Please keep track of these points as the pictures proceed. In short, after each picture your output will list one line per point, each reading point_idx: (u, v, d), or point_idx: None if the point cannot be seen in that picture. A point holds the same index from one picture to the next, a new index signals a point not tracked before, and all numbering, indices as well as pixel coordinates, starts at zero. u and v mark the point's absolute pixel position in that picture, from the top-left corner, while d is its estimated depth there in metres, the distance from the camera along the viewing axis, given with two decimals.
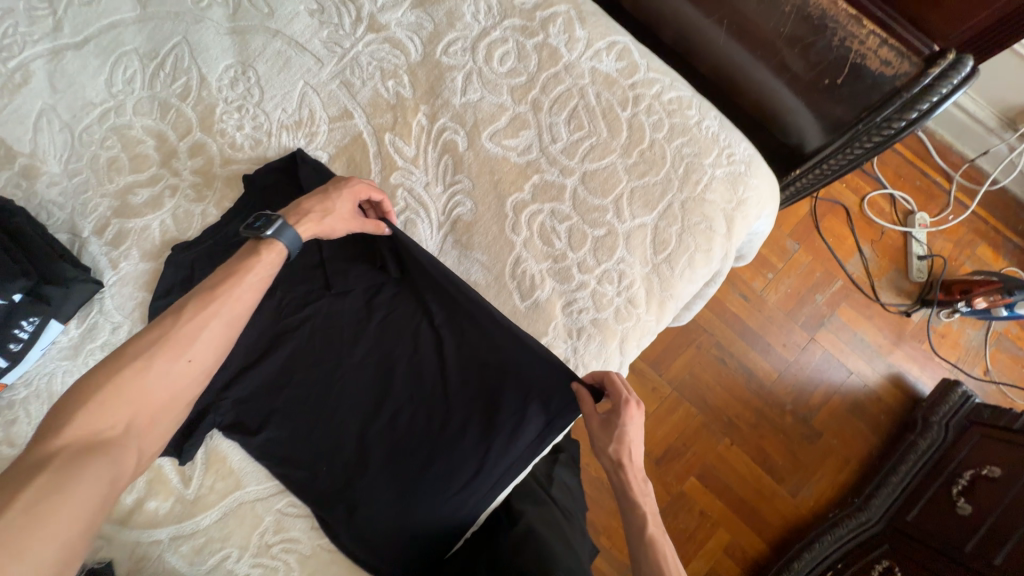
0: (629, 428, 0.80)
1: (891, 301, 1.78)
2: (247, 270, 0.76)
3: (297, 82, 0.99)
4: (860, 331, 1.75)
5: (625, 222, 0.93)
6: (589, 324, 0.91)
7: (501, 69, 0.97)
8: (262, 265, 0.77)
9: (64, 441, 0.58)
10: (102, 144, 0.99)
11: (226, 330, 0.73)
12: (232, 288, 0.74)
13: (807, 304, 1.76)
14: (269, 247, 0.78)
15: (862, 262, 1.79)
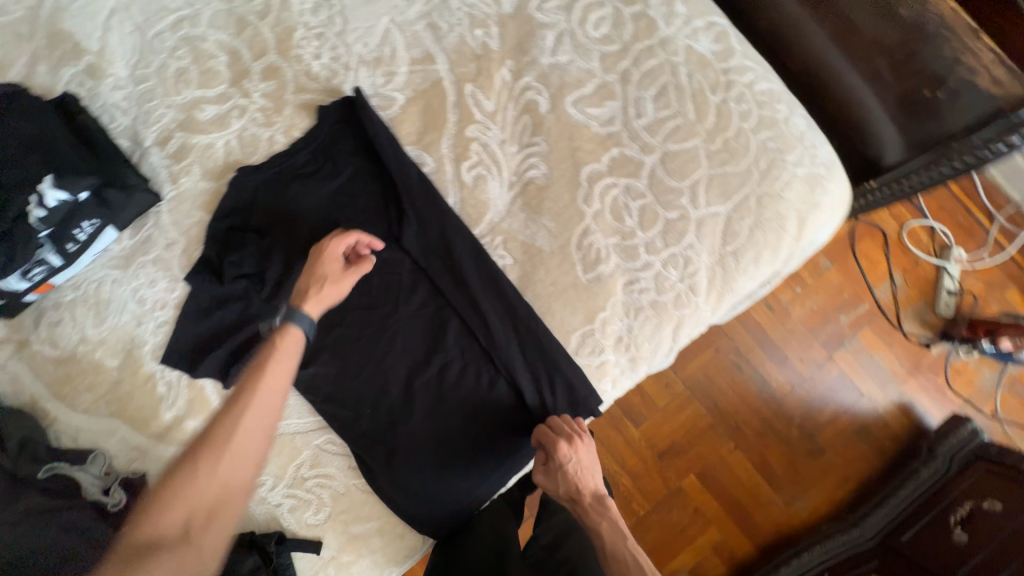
0: (567, 467, 0.82)
1: (913, 331, 1.77)
2: (274, 356, 0.76)
3: (382, 17, 0.96)
4: (877, 357, 1.75)
5: (699, 209, 0.91)
6: (648, 305, 0.91)
7: (593, 34, 0.95)
8: (287, 349, 0.77)
9: (138, 540, 0.63)
10: (172, 53, 0.96)
11: (267, 413, 0.72)
12: (268, 373, 0.74)
13: (830, 323, 1.76)
14: (287, 336, 0.78)
15: (891, 289, 1.79)
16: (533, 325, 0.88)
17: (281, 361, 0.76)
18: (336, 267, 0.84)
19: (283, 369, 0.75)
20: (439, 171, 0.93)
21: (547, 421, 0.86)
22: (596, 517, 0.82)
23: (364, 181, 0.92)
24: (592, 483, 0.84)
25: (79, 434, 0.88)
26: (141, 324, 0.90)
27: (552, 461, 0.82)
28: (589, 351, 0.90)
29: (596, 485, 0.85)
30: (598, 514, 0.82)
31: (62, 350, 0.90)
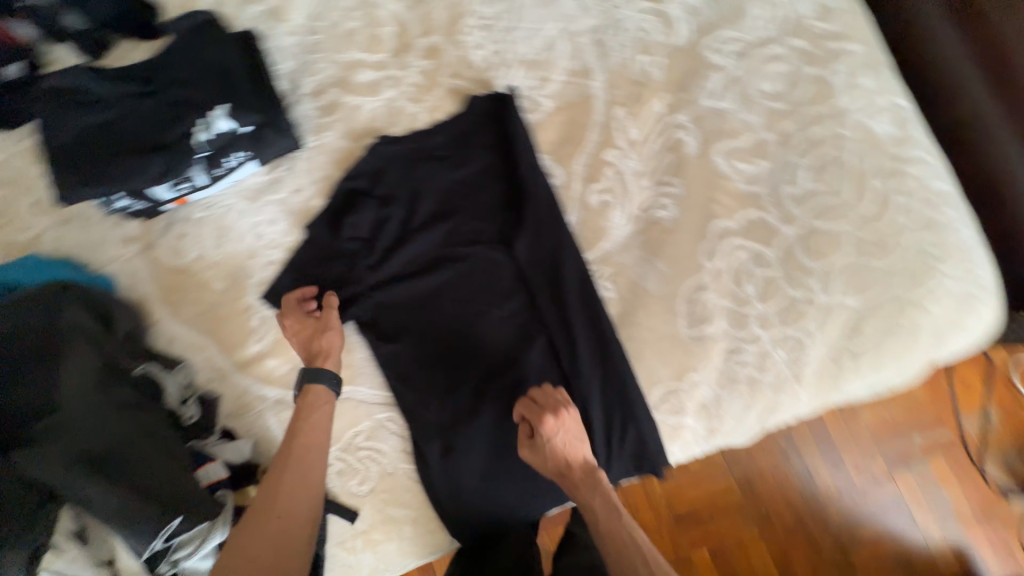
0: (552, 440, 0.74)
1: (996, 475, 1.18)
2: (307, 416, 0.79)
3: (552, 22, 0.97)
4: (949, 492, 1.18)
5: (828, 296, 0.85)
6: (744, 380, 0.85)
7: (763, 89, 0.91)
8: (320, 406, 0.80)
9: None
10: (349, 14, 1.01)
11: (312, 467, 0.75)
12: (308, 432, 0.77)
13: (897, 439, 1.20)
14: (313, 395, 0.81)
15: (984, 425, 1.20)
16: (620, 367, 0.84)
17: (319, 419, 0.79)
18: (308, 323, 0.86)
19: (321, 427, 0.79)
20: (566, 186, 0.92)
21: (535, 393, 0.79)
22: (588, 498, 0.72)
23: (490, 177, 0.92)
24: (584, 456, 0.75)
25: (173, 341, 0.94)
26: (253, 257, 0.95)
27: (538, 435, 0.75)
28: (669, 410, 0.85)
29: (587, 459, 0.75)
30: (590, 492, 0.72)
31: (182, 261, 0.96)
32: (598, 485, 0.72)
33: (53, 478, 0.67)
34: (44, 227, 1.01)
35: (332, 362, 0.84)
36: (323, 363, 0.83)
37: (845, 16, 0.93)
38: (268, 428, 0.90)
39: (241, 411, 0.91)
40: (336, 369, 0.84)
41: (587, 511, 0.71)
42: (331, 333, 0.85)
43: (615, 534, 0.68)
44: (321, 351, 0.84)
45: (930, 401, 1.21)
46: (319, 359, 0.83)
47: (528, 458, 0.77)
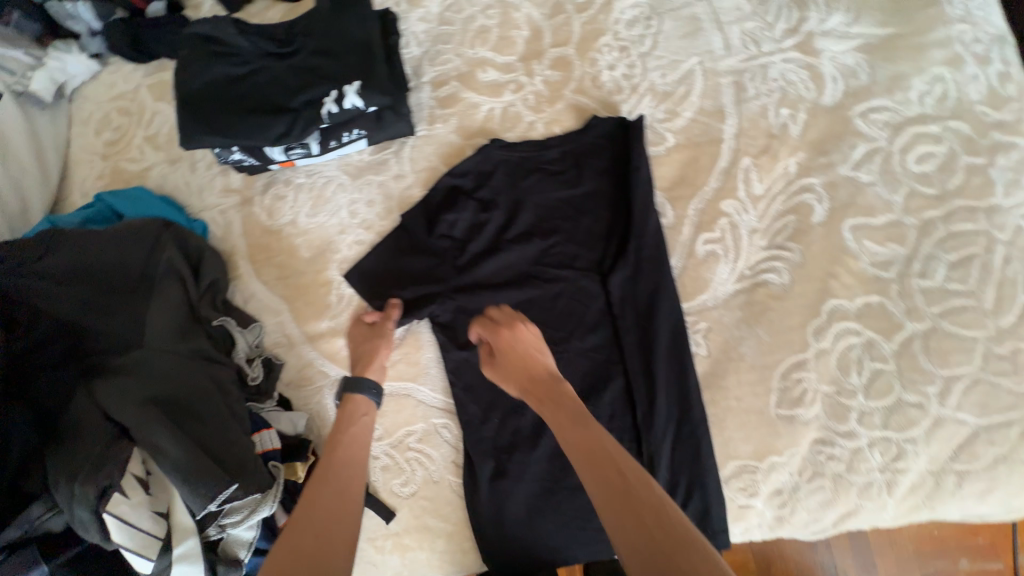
0: (512, 352, 0.78)
1: None
2: (346, 429, 0.76)
3: (692, 56, 0.92)
4: None
5: (943, 407, 0.77)
6: (829, 475, 0.78)
7: (912, 167, 0.84)
8: (360, 419, 0.77)
9: None
10: (485, 11, 1.00)
11: (352, 481, 0.71)
12: (349, 444, 0.74)
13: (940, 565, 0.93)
14: (352, 405, 0.79)
15: None
16: (698, 431, 0.79)
17: (359, 434, 0.76)
18: (362, 329, 0.88)
19: (360, 444, 0.75)
20: (675, 228, 0.88)
21: (489, 314, 0.83)
22: (549, 409, 0.72)
23: (597, 204, 0.88)
24: (544, 368, 0.77)
25: (250, 299, 0.94)
26: (343, 233, 0.95)
27: (496, 345, 0.80)
28: (741, 486, 0.80)
29: (548, 370, 0.77)
30: (551, 402, 0.73)
31: (274, 222, 0.97)
32: (563, 396, 0.73)
33: (130, 420, 0.65)
34: (154, 163, 1.04)
35: (375, 371, 0.83)
36: (367, 370, 0.82)
37: (1020, 104, 0.84)
38: (323, 406, 0.89)
39: (302, 382, 0.90)
40: (378, 379, 0.82)
41: (551, 421, 0.71)
42: (382, 342, 0.85)
43: (582, 440, 0.67)
44: (368, 358, 0.84)
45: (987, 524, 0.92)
46: (365, 366, 0.83)
47: (494, 381, 0.79)
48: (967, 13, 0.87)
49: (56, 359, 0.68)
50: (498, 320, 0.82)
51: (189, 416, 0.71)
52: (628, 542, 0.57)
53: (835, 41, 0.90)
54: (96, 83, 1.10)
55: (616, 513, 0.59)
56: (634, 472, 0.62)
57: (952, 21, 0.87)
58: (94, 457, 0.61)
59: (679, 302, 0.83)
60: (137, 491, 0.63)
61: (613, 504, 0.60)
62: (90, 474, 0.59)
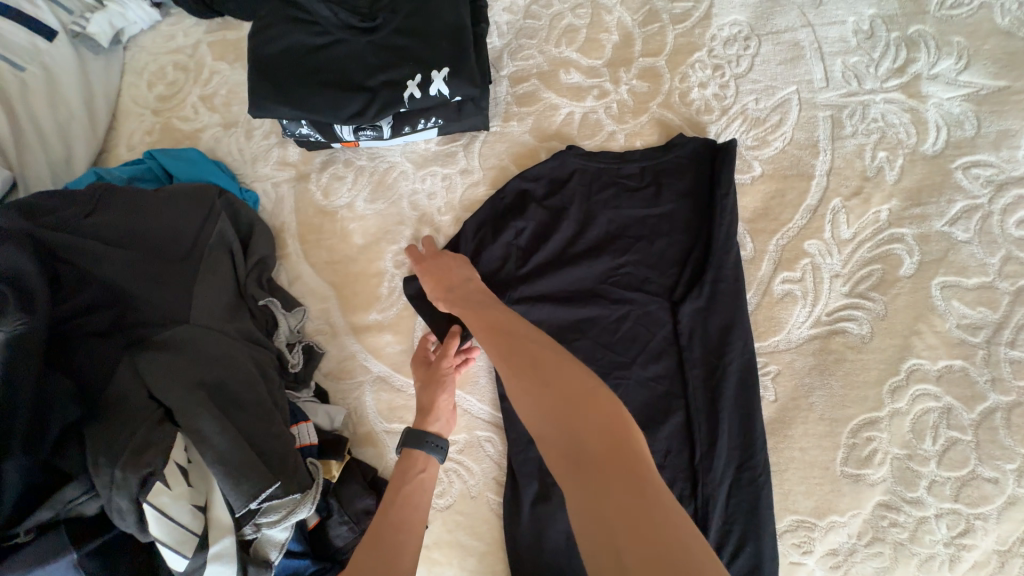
0: (435, 275, 0.79)
1: None
2: (401, 485, 0.68)
3: (789, 85, 0.88)
4: None
5: (1020, 486, 0.73)
6: (889, 543, 0.75)
7: (1013, 230, 0.79)
8: (418, 474, 0.70)
9: None
10: (574, 9, 0.95)
11: (414, 516, 0.65)
12: (414, 483, 0.69)
13: None
14: (408, 461, 0.72)
15: None
16: (760, 480, 0.75)
17: (415, 492, 0.68)
18: (422, 370, 0.79)
19: (415, 504, 0.67)
20: (753, 263, 0.84)
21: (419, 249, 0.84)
22: (457, 304, 0.73)
23: (675, 227, 0.83)
24: (458, 274, 0.78)
25: (296, 281, 0.90)
26: (401, 224, 0.90)
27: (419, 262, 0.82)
28: (795, 542, 0.76)
29: (460, 273, 0.78)
30: (460, 299, 0.74)
31: (329, 203, 0.92)
32: (471, 290, 0.74)
33: (174, 400, 0.64)
34: (208, 124, 0.99)
35: (437, 425, 0.75)
36: (424, 422, 0.75)
37: None
38: (362, 403, 0.84)
39: (341, 375, 0.86)
40: (440, 433, 0.75)
41: (459, 312, 0.73)
42: (443, 390, 0.77)
43: (482, 319, 0.68)
44: (427, 408, 0.76)
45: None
46: (423, 418, 0.75)
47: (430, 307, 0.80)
48: None
49: (102, 330, 0.66)
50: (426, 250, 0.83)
51: (232, 402, 0.69)
52: (515, 391, 0.58)
53: (943, 86, 0.85)
54: (154, 33, 1.04)
55: (505, 369, 0.60)
56: (524, 333, 0.62)
57: None
58: (136, 441, 0.59)
59: (752, 342, 0.78)
60: (178, 480, 0.61)
61: (501, 361, 0.61)
62: (133, 458, 0.58)
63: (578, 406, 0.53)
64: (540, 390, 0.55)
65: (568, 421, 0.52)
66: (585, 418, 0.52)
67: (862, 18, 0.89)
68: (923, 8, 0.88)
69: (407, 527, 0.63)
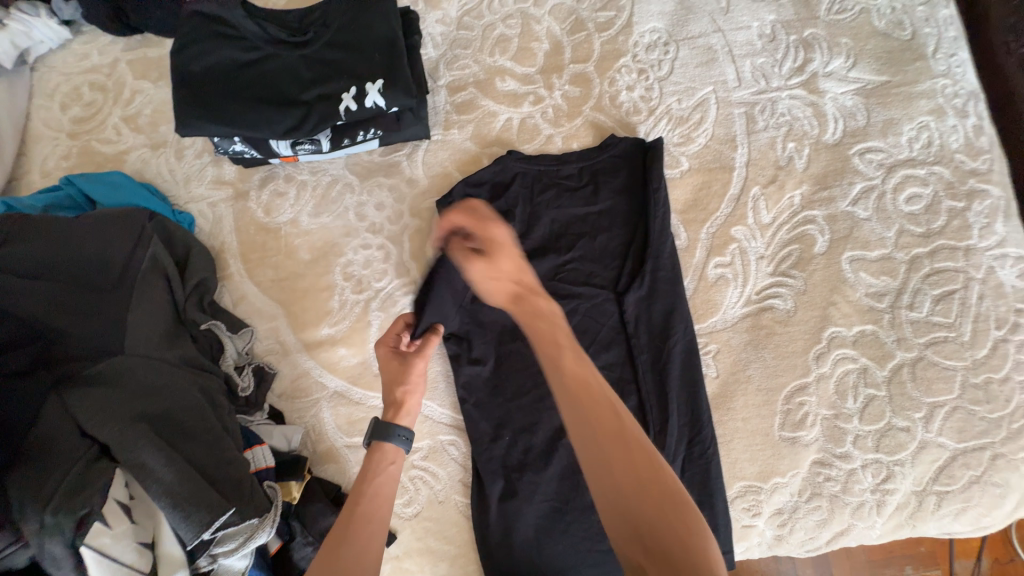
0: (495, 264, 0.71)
1: None
2: (373, 474, 0.66)
3: (706, 85, 0.96)
4: None
5: (928, 432, 0.82)
6: (826, 496, 0.82)
7: (903, 207, 0.90)
8: (393, 462, 0.68)
9: None
10: (504, 20, 0.99)
11: (385, 491, 0.65)
12: (386, 471, 0.67)
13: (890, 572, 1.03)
14: (377, 453, 0.68)
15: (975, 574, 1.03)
16: (709, 452, 0.80)
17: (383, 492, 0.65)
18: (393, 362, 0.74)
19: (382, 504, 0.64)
20: (688, 251, 0.90)
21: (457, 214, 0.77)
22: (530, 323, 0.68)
23: (613, 222, 0.88)
24: (529, 289, 0.72)
25: (240, 301, 0.88)
26: (348, 235, 0.90)
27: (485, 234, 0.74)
28: (744, 505, 0.82)
29: (536, 289, 0.72)
30: (540, 323, 0.68)
31: (271, 220, 0.90)
32: (539, 315, 0.69)
33: (111, 434, 0.61)
34: (134, 145, 0.94)
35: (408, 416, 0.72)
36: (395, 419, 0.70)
37: (992, 156, 0.91)
38: (320, 421, 0.83)
39: (296, 393, 0.84)
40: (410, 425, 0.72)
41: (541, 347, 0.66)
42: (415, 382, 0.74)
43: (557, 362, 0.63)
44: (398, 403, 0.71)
45: (929, 538, 1.02)
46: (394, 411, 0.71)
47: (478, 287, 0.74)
48: (950, 68, 0.94)
49: (20, 370, 0.62)
50: (484, 216, 0.77)
51: (178, 431, 0.66)
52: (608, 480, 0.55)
53: (836, 83, 0.95)
54: (65, 52, 0.98)
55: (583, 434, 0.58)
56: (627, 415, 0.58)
57: (937, 74, 0.94)
58: (69, 481, 0.57)
59: (690, 323, 0.84)
60: (121, 519, 0.59)
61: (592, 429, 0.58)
62: (66, 498, 0.56)
63: (680, 525, 0.51)
64: (642, 494, 0.53)
65: (655, 525, 0.51)
66: (681, 543, 0.49)
67: (764, 23, 0.98)
68: (814, 14, 0.99)
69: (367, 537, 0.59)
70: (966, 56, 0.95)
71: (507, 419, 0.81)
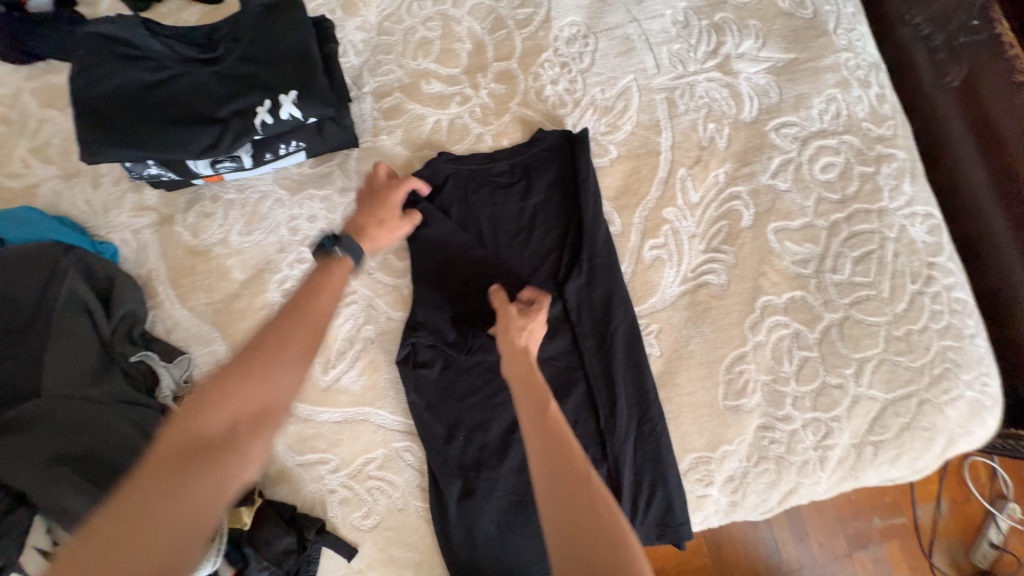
0: (513, 311, 0.74)
1: (943, 567, 1.08)
2: (318, 285, 0.63)
3: (627, 74, 0.98)
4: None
5: (859, 386, 0.87)
6: (773, 458, 0.85)
7: (819, 175, 0.95)
8: (329, 285, 0.63)
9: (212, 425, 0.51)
10: (425, 23, 0.99)
11: (320, 306, 0.61)
12: (329, 287, 0.63)
13: (857, 520, 1.09)
14: (326, 270, 0.65)
15: (937, 514, 1.10)
16: (658, 429, 0.82)
17: (308, 322, 0.59)
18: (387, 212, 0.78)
19: (297, 334, 0.57)
20: (623, 236, 0.93)
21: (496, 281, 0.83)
22: (516, 367, 0.66)
23: (548, 215, 0.89)
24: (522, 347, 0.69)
25: (175, 329, 0.85)
26: (283, 251, 0.88)
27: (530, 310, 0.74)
28: (698, 477, 0.85)
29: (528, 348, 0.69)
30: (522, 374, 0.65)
31: (200, 242, 0.88)
32: (522, 361, 0.67)
33: (31, 479, 0.60)
34: (45, 177, 0.90)
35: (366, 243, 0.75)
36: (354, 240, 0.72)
37: (896, 122, 0.97)
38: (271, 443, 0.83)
39: None
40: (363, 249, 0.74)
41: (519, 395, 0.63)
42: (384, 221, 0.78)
43: (531, 406, 0.60)
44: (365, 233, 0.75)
45: (891, 486, 1.09)
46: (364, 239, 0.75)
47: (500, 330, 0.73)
48: (851, 42, 1.00)
49: None
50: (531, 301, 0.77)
51: (108, 469, 0.64)
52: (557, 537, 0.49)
53: (749, 63, 1.00)
54: None
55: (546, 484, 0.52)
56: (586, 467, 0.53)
57: (840, 49, 0.99)
58: None
59: (631, 306, 0.86)
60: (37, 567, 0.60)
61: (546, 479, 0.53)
62: None
63: None
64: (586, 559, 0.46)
65: None
66: None
67: (677, 10, 1.02)
68: None
69: (273, 368, 0.55)
70: (865, 30, 1.01)
71: (459, 419, 0.81)
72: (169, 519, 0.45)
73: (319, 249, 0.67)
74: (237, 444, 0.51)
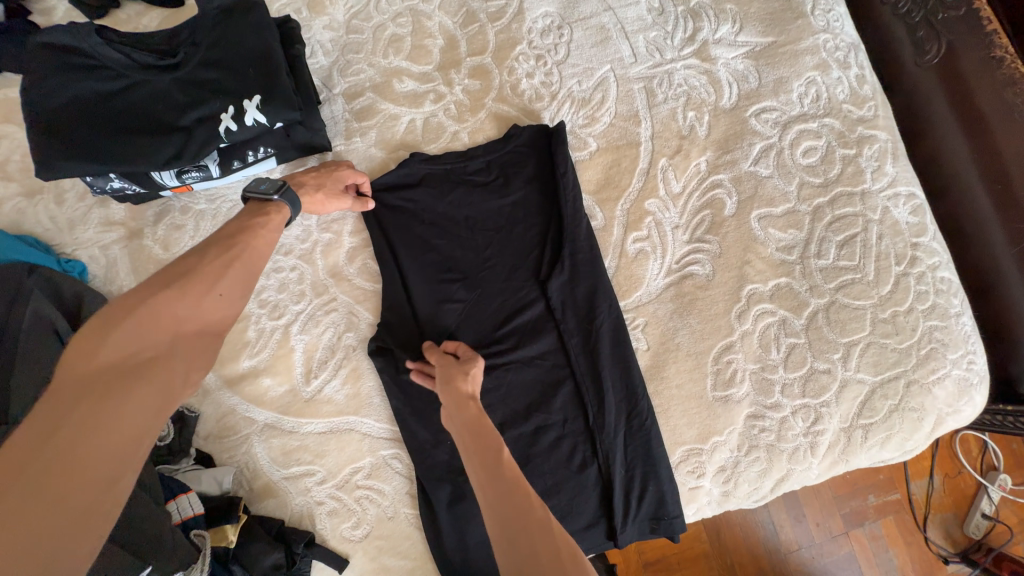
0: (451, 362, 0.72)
1: (939, 542, 1.09)
2: (254, 224, 0.62)
3: (604, 64, 0.97)
4: (886, 554, 1.08)
5: (847, 370, 0.86)
6: (763, 446, 0.85)
7: (801, 160, 0.94)
8: (264, 228, 0.62)
9: (144, 346, 0.48)
10: (394, 19, 0.97)
11: (258, 245, 0.60)
12: (266, 229, 0.63)
13: (852, 501, 1.09)
14: (264, 215, 0.64)
15: (931, 489, 1.11)
16: (647, 424, 0.81)
17: (240, 254, 0.57)
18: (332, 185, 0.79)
19: (236, 264, 0.56)
20: (605, 230, 0.91)
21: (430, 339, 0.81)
22: (457, 413, 0.65)
23: (528, 211, 0.87)
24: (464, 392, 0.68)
25: None
26: None
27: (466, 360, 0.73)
28: (689, 469, 0.84)
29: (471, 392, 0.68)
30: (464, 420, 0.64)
31: (172, 256, 0.86)
32: (467, 404, 0.66)
33: None
34: (6, 196, 0.87)
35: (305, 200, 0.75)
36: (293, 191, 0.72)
37: (876, 102, 0.96)
38: (254, 457, 0.81)
39: (223, 433, 0.82)
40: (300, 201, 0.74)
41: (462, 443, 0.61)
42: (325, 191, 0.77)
43: (478, 451, 0.59)
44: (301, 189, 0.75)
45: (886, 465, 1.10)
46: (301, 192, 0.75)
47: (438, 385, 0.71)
48: (828, 23, 0.98)
49: None
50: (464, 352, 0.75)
51: None
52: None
53: (726, 48, 0.98)
54: None
55: (504, 543, 0.50)
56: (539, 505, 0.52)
57: (818, 30, 0.98)
58: None
59: (614, 301, 0.84)
60: None
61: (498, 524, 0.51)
62: None
63: None
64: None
65: None
66: None
67: None
68: None
69: (204, 292, 0.52)
70: (843, 10, 0.99)
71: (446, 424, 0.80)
72: (103, 437, 0.43)
73: (254, 194, 0.67)
74: (175, 366, 0.49)
